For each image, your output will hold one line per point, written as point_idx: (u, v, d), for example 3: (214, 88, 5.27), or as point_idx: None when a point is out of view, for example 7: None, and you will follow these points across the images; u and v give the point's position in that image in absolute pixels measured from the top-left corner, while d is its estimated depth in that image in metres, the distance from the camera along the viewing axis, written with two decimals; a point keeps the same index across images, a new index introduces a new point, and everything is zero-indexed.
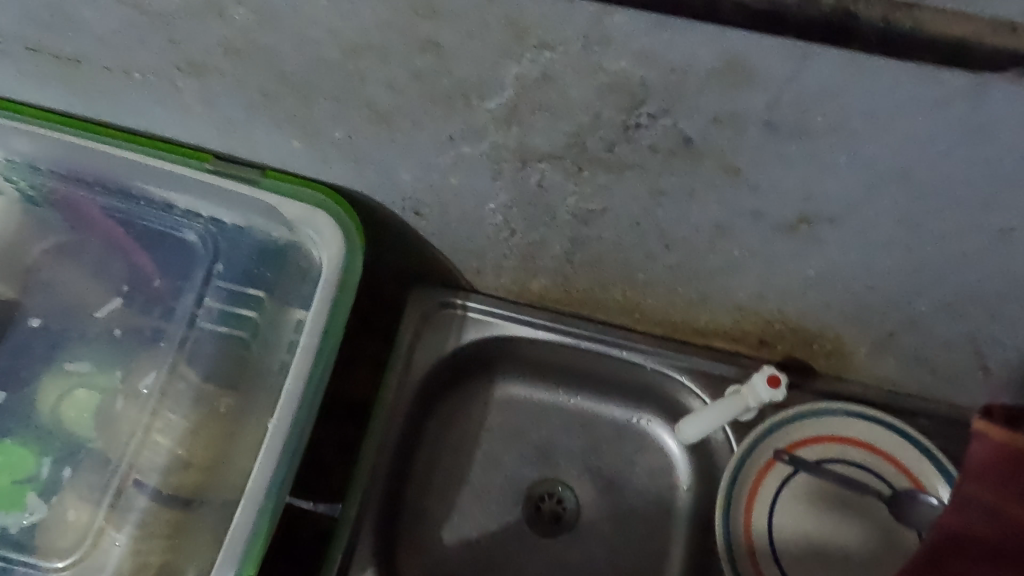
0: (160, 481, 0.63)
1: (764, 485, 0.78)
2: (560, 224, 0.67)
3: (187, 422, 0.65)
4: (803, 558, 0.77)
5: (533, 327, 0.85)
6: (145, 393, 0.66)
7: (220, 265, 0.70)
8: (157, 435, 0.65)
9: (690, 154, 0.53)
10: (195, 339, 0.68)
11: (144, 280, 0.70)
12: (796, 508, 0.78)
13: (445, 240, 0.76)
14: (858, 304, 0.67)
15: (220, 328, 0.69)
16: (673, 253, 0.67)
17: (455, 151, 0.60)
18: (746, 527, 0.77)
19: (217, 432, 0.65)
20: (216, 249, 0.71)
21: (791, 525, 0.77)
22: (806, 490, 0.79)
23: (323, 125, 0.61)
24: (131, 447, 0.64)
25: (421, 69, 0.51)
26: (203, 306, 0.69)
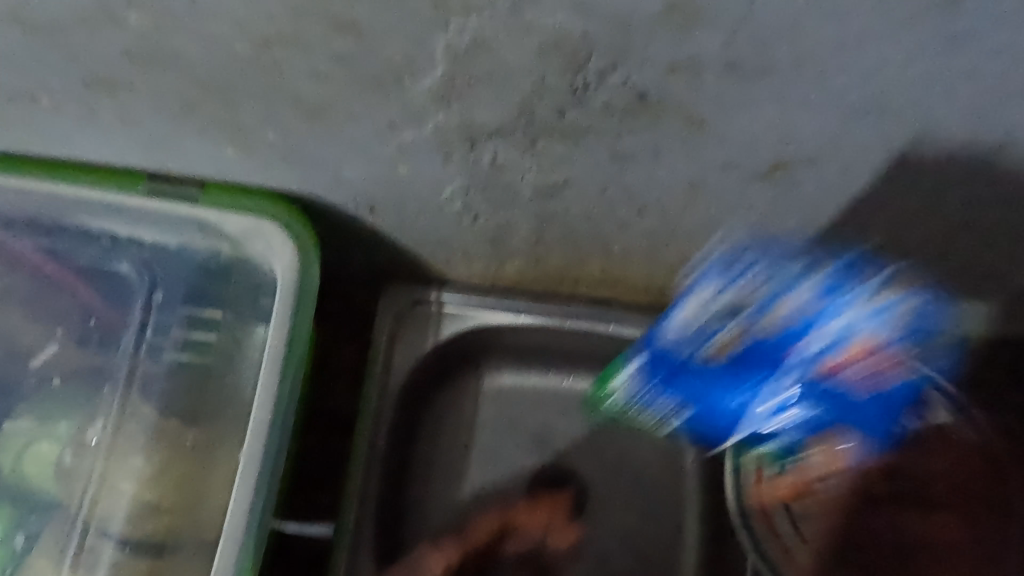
0: (127, 531, 0.59)
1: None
2: (523, 202, 0.62)
3: (149, 464, 0.61)
4: None
5: (513, 313, 0.81)
6: (94, 443, 0.61)
7: (159, 294, 0.66)
8: (122, 480, 0.60)
9: (648, 110, 0.48)
10: (146, 375, 0.63)
11: (81, 319, 0.65)
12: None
13: (406, 234, 0.71)
14: (848, 246, 0.64)
15: (169, 360, 0.64)
16: (647, 219, 0.63)
17: (397, 139, 0.55)
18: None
19: (187, 469, 0.61)
20: (152, 277, 0.66)
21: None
22: None
23: (253, 129, 0.56)
24: (92, 498, 0.60)
25: (343, 52, 0.46)
26: (146, 340, 0.65)
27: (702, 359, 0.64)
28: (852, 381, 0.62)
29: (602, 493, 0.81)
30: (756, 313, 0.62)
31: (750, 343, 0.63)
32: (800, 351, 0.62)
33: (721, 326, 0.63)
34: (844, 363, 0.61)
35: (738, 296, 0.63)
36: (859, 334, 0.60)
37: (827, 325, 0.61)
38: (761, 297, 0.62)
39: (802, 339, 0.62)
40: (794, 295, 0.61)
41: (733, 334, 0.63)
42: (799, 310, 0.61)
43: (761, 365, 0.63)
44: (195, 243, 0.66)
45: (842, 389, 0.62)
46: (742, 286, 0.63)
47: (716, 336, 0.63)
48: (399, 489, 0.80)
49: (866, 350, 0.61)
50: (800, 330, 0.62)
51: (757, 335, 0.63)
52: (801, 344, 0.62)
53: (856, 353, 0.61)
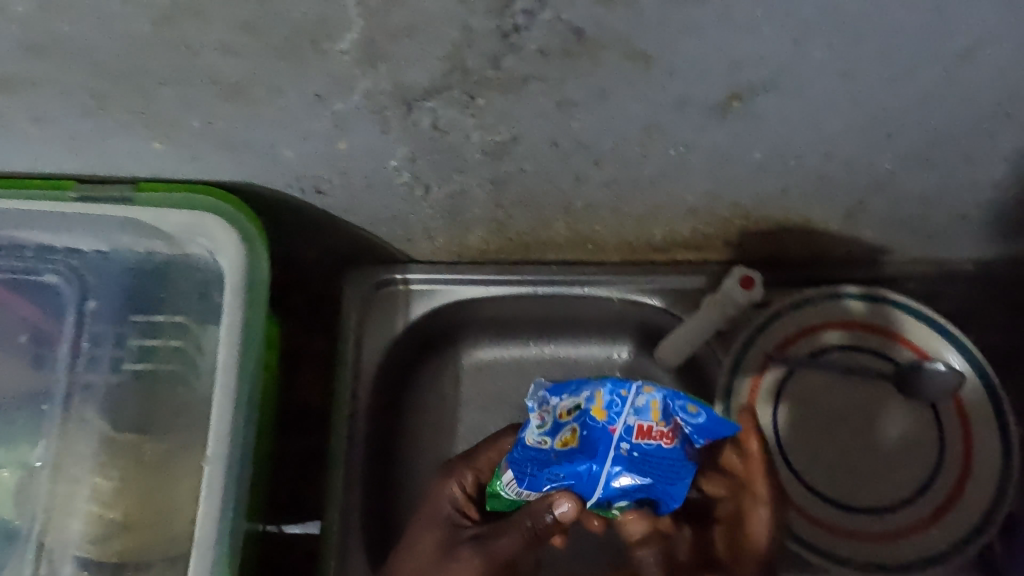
0: (86, 551, 0.56)
1: (763, 394, 0.73)
2: (473, 165, 0.59)
3: (103, 479, 0.58)
4: (820, 457, 0.72)
5: (483, 284, 0.78)
6: (39, 464, 0.58)
7: (92, 302, 0.62)
8: (77, 498, 0.57)
9: (587, 49, 0.45)
10: (87, 385, 0.60)
11: (10, 337, 0.61)
12: (802, 410, 0.73)
13: (360, 214, 0.68)
14: (818, 178, 0.61)
15: (108, 370, 0.60)
16: (605, 170, 0.60)
17: (327, 110, 0.51)
18: (754, 443, 0.72)
19: (148, 482, 0.58)
20: (82, 284, 0.62)
21: (800, 428, 0.72)
22: (808, 388, 0.73)
23: (175, 117, 0.53)
24: (45, 519, 0.57)
25: (249, 19, 0.43)
26: (82, 351, 0.61)
27: (555, 459, 0.49)
28: (648, 450, 0.48)
29: None
30: (580, 414, 0.50)
31: (587, 432, 0.49)
32: (610, 440, 0.48)
33: (553, 431, 0.51)
34: (656, 431, 0.49)
35: (562, 412, 0.51)
36: (653, 410, 0.49)
37: (636, 418, 0.48)
38: (584, 401, 0.50)
39: (607, 428, 0.48)
40: (600, 395, 0.50)
41: (571, 431, 0.50)
42: (611, 407, 0.49)
43: (587, 458, 0.48)
44: (129, 246, 0.63)
45: (646, 457, 0.48)
46: (568, 403, 0.51)
47: (553, 438, 0.50)
48: (387, 479, 0.77)
49: (660, 427, 0.49)
50: (617, 424, 0.48)
51: (590, 422, 0.49)
52: (609, 435, 0.48)
53: (649, 432, 0.48)
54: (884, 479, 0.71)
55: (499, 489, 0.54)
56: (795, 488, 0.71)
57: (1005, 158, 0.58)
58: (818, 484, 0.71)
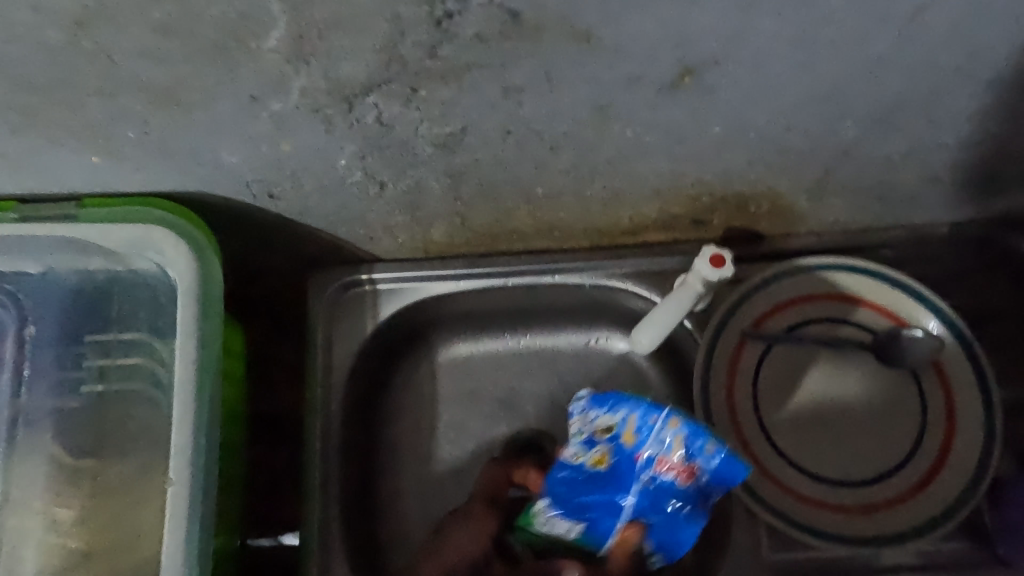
0: None
1: (742, 373, 0.72)
2: (426, 160, 0.57)
3: (63, 510, 0.57)
4: (803, 433, 0.71)
5: (452, 280, 0.76)
6: None
7: (32, 327, 0.60)
8: (36, 528, 0.56)
9: (526, 32, 0.43)
10: (37, 412, 0.58)
11: None
12: (782, 387, 0.72)
13: (317, 216, 0.66)
14: (781, 150, 0.59)
15: (57, 396, 0.59)
16: (563, 155, 0.58)
17: (265, 112, 0.49)
18: (735, 423, 0.70)
19: (110, 506, 0.56)
20: (21, 309, 0.60)
21: (781, 405, 0.71)
22: (787, 363, 0.72)
23: (108, 129, 0.51)
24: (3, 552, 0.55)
25: (167, 20, 0.41)
26: (27, 378, 0.59)
27: (591, 480, 0.60)
28: (666, 481, 0.57)
29: None
30: (613, 445, 0.58)
31: (616, 458, 0.58)
32: (636, 468, 0.58)
33: (588, 444, 0.60)
34: (677, 465, 0.57)
35: (597, 428, 0.59)
36: (671, 449, 0.56)
37: (656, 452, 0.57)
38: (619, 423, 0.58)
39: (634, 453, 0.58)
40: (634, 420, 0.57)
41: (602, 451, 0.59)
42: (637, 438, 0.57)
43: (613, 486, 0.59)
44: (70, 265, 0.60)
45: (664, 484, 0.57)
46: (604, 420, 0.59)
47: (588, 452, 0.60)
48: (367, 484, 0.75)
49: (676, 463, 0.57)
50: (637, 454, 0.57)
51: (620, 453, 0.58)
52: (636, 460, 0.58)
53: (670, 468, 0.57)
54: (868, 451, 0.70)
55: (532, 521, 0.64)
56: (780, 466, 0.70)
57: (970, 118, 0.57)
58: (802, 460, 0.70)
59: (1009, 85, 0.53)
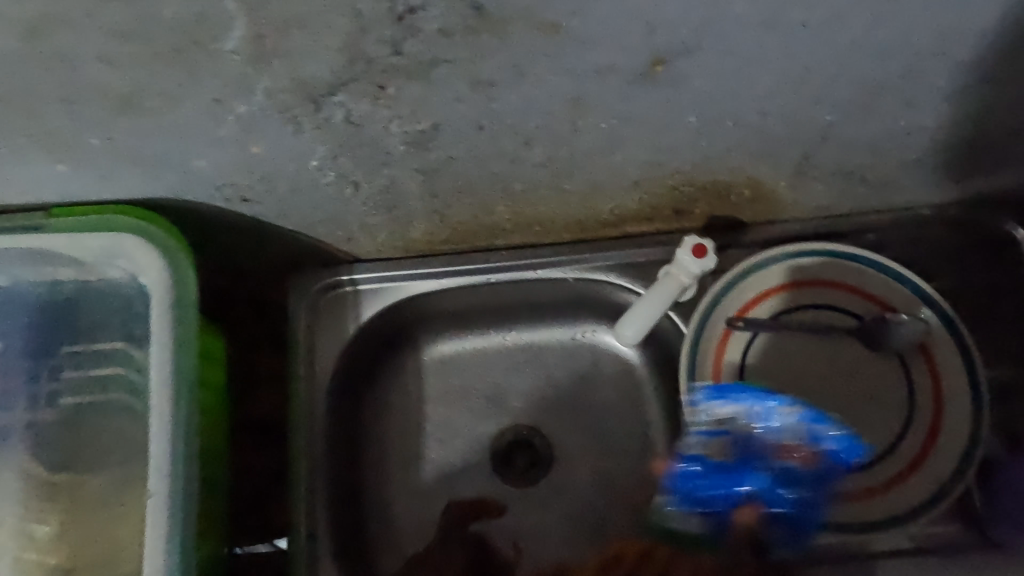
0: None
1: (728, 364, 0.71)
2: (399, 158, 0.56)
3: (39, 527, 0.56)
4: None
5: (434, 278, 0.75)
6: None
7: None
8: (11, 544, 0.56)
9: (491, 25, 0.42)
10: (8, 428, 0.58)
11: None
12: (769, 376, 0.72)
13: (293, 218, 0.65)
14: (759, 136, 0.58)
15: (29, 412, 0.58)
16: (539, 149, 0.57)
17: (230, 115, 0.48)
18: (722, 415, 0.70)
19: (87, 521, 0.56)
20: None
21: (769, 395, 0.71)
22: (773, 352, 0.72)
23: (71, 137, 0.50)
24: None
25: (121, 24, 0.40)
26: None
27: (709, 469, 0.70)
28: (788, 464, 0.68)
29: (567, 442, 0.78)
30: (737, 434, 0.69)
31: (740, 447, 0.69)
32: (765, 450, 0.69)
33: (707, 435, 0.69)
34: (798, 449, 0.68)
35: (714, 420, 0.68)
36: (789, 432, 0.68)
37: (778, 437, 0.68)
38: (741, 415, 0.68)
39: (765, 437, 0.68)
40: (753, 410, 0.68)
41: (721, 442, 0.69)
42: (766, 424, 0.68)
43: (732, 473, 0.69)
44: (36, 278, 0.59)
45: (791, 466, 0.68)
46: (724, 413, 0.68)
47: (706, 443, 0.69)
48: (355, 487, 0.75)
49: (801, 448, 0.68)
50: (761, 440, 0.68)
51: (746, 438, 0.69)
52: (763, 445, 0.69)
53: (788, 450, 0.68)
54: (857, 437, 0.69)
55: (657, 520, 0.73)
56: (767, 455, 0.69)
57: (947, 98, 0.56)
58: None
59: (985, 65, 0.52)
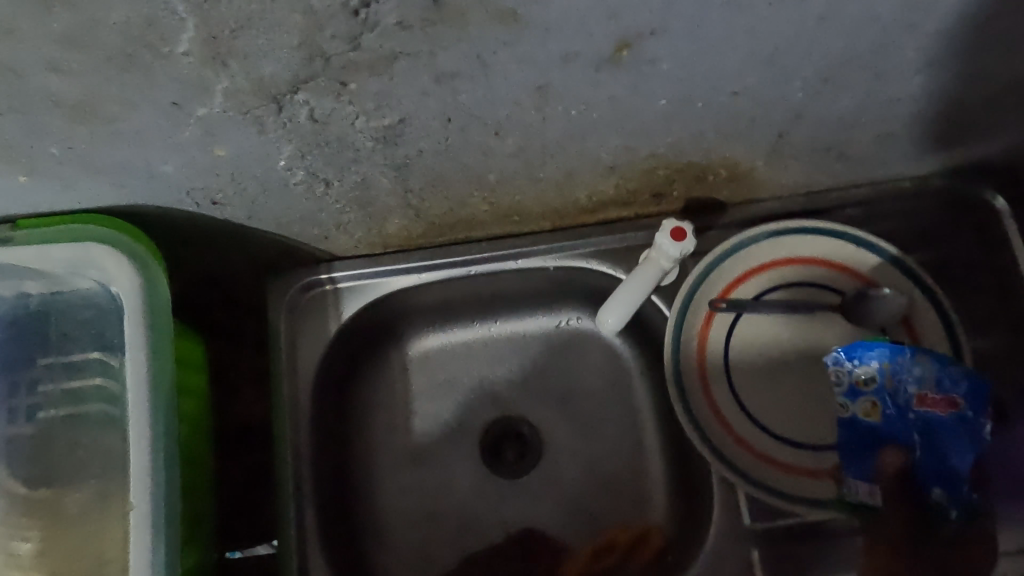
0: None
1: (713, 345, 0.71)
2: (368, 155, 0.55)
3: (21, 543, 0.56)
4: (774, 401, 0.71)
5: (414, 273, 0.74)
6: None
7: None
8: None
9: (450, 16, 0.42)
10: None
11: None
12: (753, 355, 0.71)
13: (266, 219, 0.64)
14: (731, 116, 0.58)
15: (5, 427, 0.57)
16: (509, 139, 0.56)
17: (189, 118, 0.47)
18: (708, 395, 0.70)
19: (66, 537, 0.56)
20: None
21: (753, 374, 0.71)
22: (757, 332, 0.72)
23: (29, 147, 0.49)
24: None
25: (67, 30, 0.39)
26: None
27: (866, 430, 0.65)
28: (933, 417, 0.63)
29: (556, 430, 0.78)
30: (881, 392, 0.65)
31: (887, 406, 0.65)
32: (907, 406, 0.64)
33: (853, 397, 0.65)
34: (940, 402, 0.63)
35: (858, 380, 0.65)
36: (925, 383, 0.64)
37: (917, 389, 0.64)
38: (881, 374, 0.65)
39: (904, 393, 0.64)
40: (889, 367, 0.64)
41: (869, 404, 0.65)
42: (900, 381, 0.64)
43: (883, 433, 0.65)
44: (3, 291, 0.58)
45: (937, 420, 0.63)
46: (864, 373, 0.65)
47: (855, 406, 0.66)
48: (344, 486, 0.74)
49: (940, 399, 0.63)
50: (904, 394, 0.64)
51: (890, 397, 0.64)
52: (905, 401, 0.64)
53: (929, 402, 0.63)
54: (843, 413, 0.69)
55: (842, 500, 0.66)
56: (752, 433, 0.70)
57: (918, 71, 0.56)
58: (776, 428, 0.70)
59: (953, 36, 0.52)
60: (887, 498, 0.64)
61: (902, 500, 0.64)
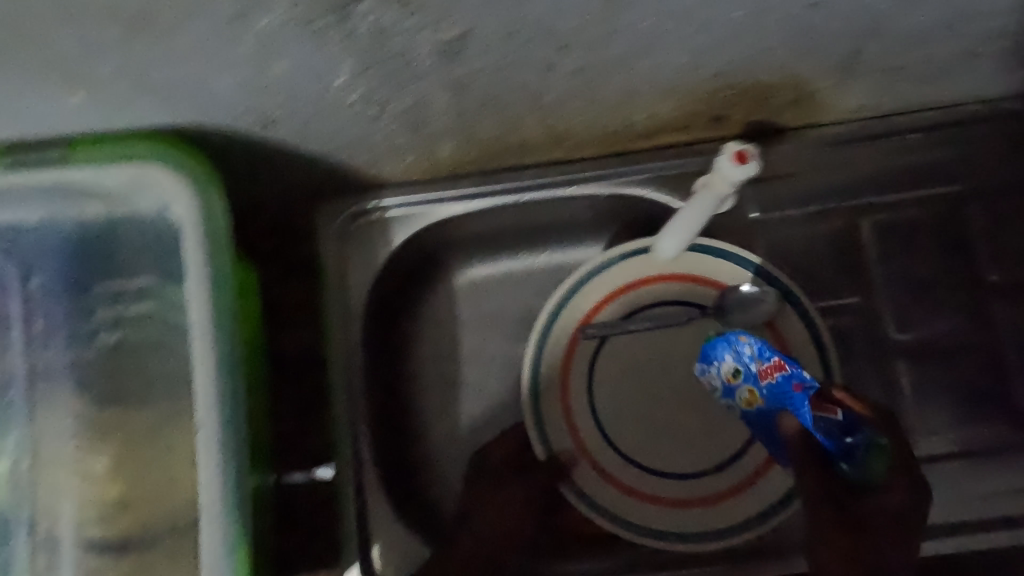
0: (89, 534, 0.56)
1: (575, 375, 0.69)
2: (427, 72, 0.54)
3: (98, 462, 0.57)
4: (630, 428, 0.70)
5: (464, 200, 0.73)
6: (24, 456, 0.57)
7: (40, 279, 0.59)
8: (59, 482, 0.57)
9: None
10: (54, 366, 0.58)
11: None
12: (614, 379, 0.70)
13: (317, 143, 0.63)
14: (805, 30, 0.55)
15: (89, 346, 0.58)
16: (573, 55, 0.54)
17: (251, 30, 0.46)
18: (572, 429, 0.69)
19: (133, 461, 0.57)
20: (26, 259, 0.59)
21: (617, 401, 0.70)
22: (616, 357, 0.70)
23: (85, 61, 0.47)
24: (43, 508, 0.57)
25: None
26: (48, 330, 0.59)
27: (755, 413, 0.62)
28: (778, 387, 0.58)
29: None
30: (748, 376, 0.60)
31: (764, 390, 0.59)
32: (760, 379, 0.59)
33: (730, 393, 0.63)
34: (773, 368, 0.58)
35: (726, 376, 0.62)
36: (757, 357, 0.59)
37: (760, 363, 0.59)
38: (735, 365, 0.61)
39: (756, 370, 0.59)
40: (741, 357, 0.60)
41: (748, 391, 0.61)
42: (745, 363, 0.60)
43: (770, 413, 0.60)
44: (64, 212, 0.57)
45: (786, 385, 0.57)
46: (726, 366, 0.62)
47: (738, 399, 0.62)
48: (395, 415, 0.75)
49: (775, 365, 0.58)
50: (757, 370, 0.59)
51: (749, 380, 0.60)
52: (759, 374, 0.59)
53: (771, 371, 0.58)
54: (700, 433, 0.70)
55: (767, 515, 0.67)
56: (620, 465, 0.68)
57: None
58: (643, 458, 0.69)
59: None
60: (816, 484, 0.58)
61: (828, 483, 0.58)
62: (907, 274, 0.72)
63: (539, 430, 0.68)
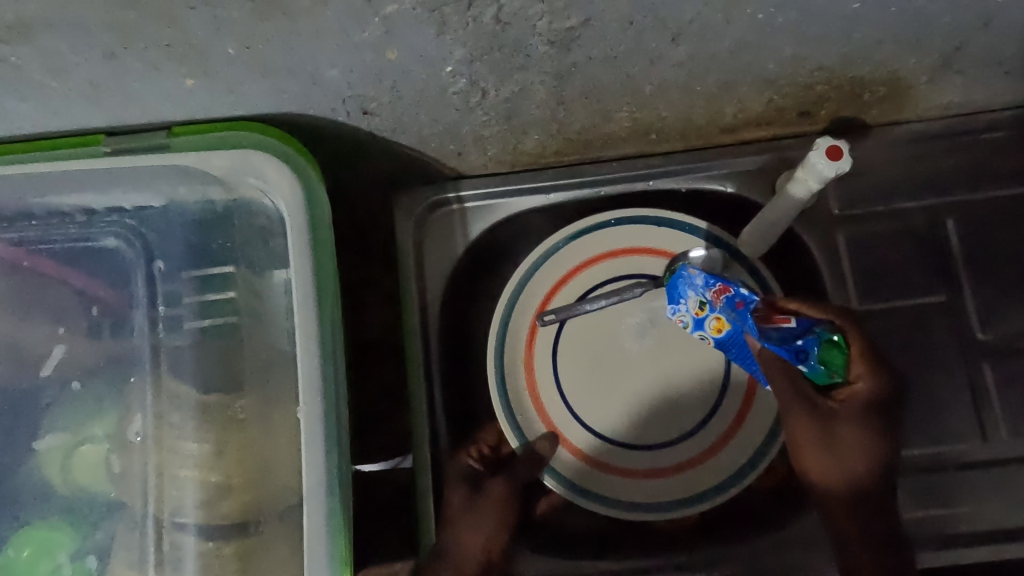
0: (199, 516, 0.59)
1: (539, 367, 0.69)
2: (536, 61, 0.53)
3: (205, 444, 0.59)
4: (596, 404, 0.69)
5: (543, 193, 0.73)
6: (138, 440, 0.60)
7: (160, 262, 0.61)
8: (167, 466, 0.60)
9: None
10: (175, 350, 0.61)
11: (117, 308, 0.61)
12: (579, 360, 0.69)
13: (409, 132, 0.62)
14: (916, 23, 0.55)
15: (202, 323, 0.61)
16: (683, 46, 0.54)
17: (376, 16, 0.46)
18: (543, 417, 0.69)
19: (240, 446, 0.58)
20: (145, 245, 0.61)
21: (579, 379, 0.69)
22: (578, 339, 0.70)
23: (207, 46, 0.47)
24: (156, 498, 0.59)
25: None
26: (161, 313, 0.61)
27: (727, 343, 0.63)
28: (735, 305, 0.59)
29: None
30: (710, 305, 0.61)
31: (727, 316, 0.60)
32: (722, 308, 0.60)
33: (699, 327, 0.62)
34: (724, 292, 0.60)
35: (692, 310, 0.62)
36: (708, 287, 0.60)
37: (714, 290, 0.60)
38: (697, 299, 0.61)
39: (711, 299, 0.60)
40: (694, 292, 0.61)
41: (715, 319, 0.61)
42: (699, 290, 0.61)
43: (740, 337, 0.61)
44: (183, 196, 0.60)
45: (739, 301, 0.59)
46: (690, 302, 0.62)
47: (707, 332, 0.62)
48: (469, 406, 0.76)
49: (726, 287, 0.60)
50: (715, 297, 0.60)
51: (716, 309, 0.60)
52: (718, 301, 0.60)
53: (724, 292, 0.60)
54: (664, 411, 0.69)
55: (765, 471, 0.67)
56: (597, 446, 0.69)
57: None
58: (607, 431, 0.69)
59: None
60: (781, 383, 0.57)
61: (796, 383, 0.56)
62: (991, 265, 0.71)
63: (514, 426, 0.68)
